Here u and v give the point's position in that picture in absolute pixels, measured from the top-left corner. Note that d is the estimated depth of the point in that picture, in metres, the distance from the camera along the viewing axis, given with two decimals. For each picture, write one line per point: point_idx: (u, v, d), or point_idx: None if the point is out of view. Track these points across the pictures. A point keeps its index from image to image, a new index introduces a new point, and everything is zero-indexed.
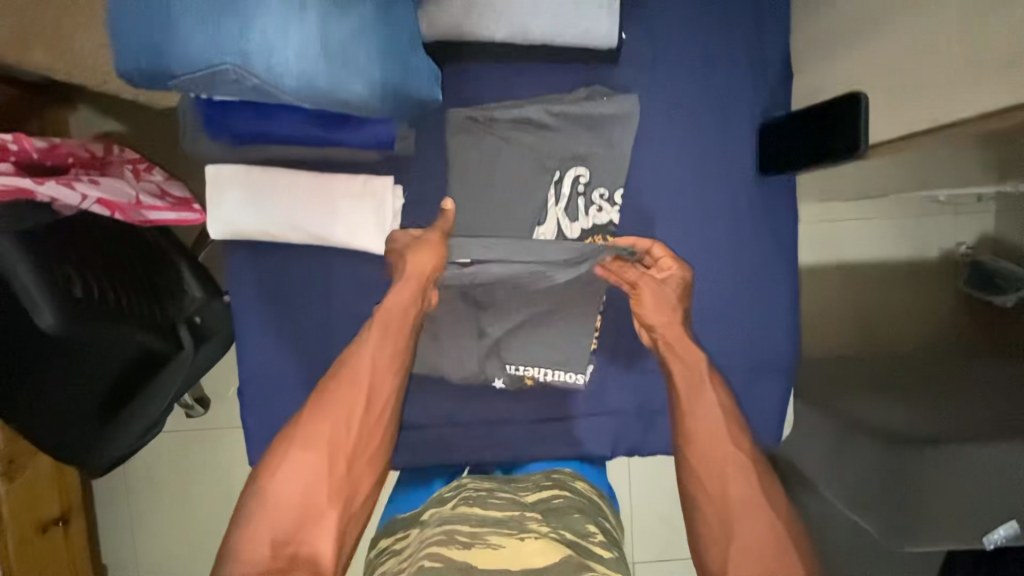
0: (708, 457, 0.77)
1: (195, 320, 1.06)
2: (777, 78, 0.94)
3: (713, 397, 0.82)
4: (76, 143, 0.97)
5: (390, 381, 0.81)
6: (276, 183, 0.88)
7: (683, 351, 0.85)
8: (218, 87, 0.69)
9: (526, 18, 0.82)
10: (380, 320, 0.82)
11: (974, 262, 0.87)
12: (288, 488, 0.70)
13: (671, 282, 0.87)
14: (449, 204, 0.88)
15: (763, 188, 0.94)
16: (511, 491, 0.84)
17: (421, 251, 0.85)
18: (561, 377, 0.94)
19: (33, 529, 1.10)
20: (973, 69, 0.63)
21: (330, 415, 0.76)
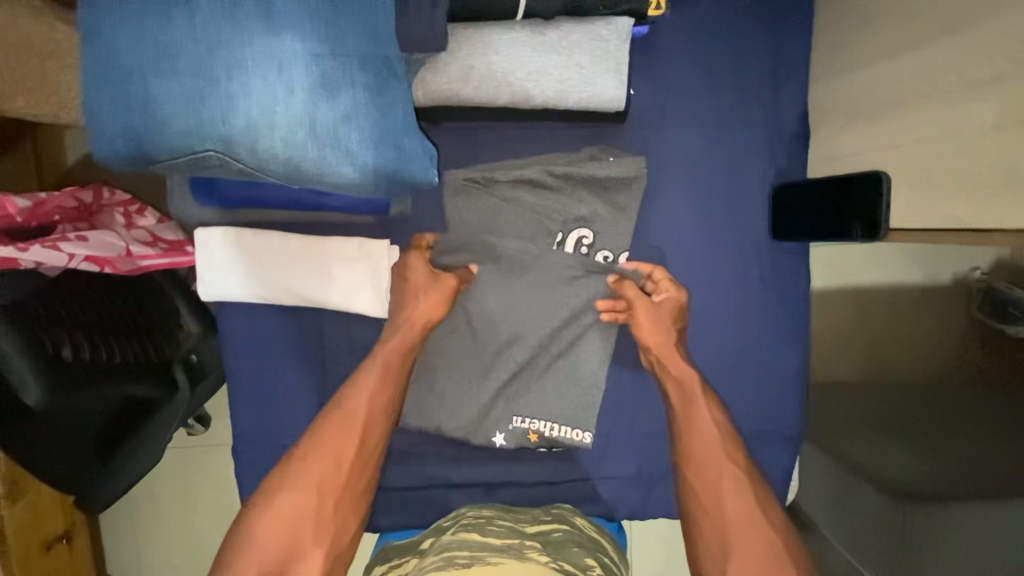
0: (703, 468, 0.75)
1: (192, 358, 1.09)
2: (794, 138, 0.88)
3: (708, 414, 0.79)
4: (62, 194, 0.94)
5: (385, 422, 0.78)
6: (267, 247, 0.85)
7: (678, 372, 0.82)
8: (202, 169, 0.64)
9: (528, 84, 0.74)
10: (380, 361, 0.80)
11: (986, 290, 0.93)
12: (273, 524, 0.66)
13: (668, 303, 0.83)
14: (472, 265, 0.86)
15: (774, 253, 0.90)
16: (511, 523, 0.83)
17: (431, 301, 0.81)
18: (567, 433, 0.89)
19: (39, 546, 1.20)
20: (999, 174, 0.57)
21: (320, 453, 0.72)
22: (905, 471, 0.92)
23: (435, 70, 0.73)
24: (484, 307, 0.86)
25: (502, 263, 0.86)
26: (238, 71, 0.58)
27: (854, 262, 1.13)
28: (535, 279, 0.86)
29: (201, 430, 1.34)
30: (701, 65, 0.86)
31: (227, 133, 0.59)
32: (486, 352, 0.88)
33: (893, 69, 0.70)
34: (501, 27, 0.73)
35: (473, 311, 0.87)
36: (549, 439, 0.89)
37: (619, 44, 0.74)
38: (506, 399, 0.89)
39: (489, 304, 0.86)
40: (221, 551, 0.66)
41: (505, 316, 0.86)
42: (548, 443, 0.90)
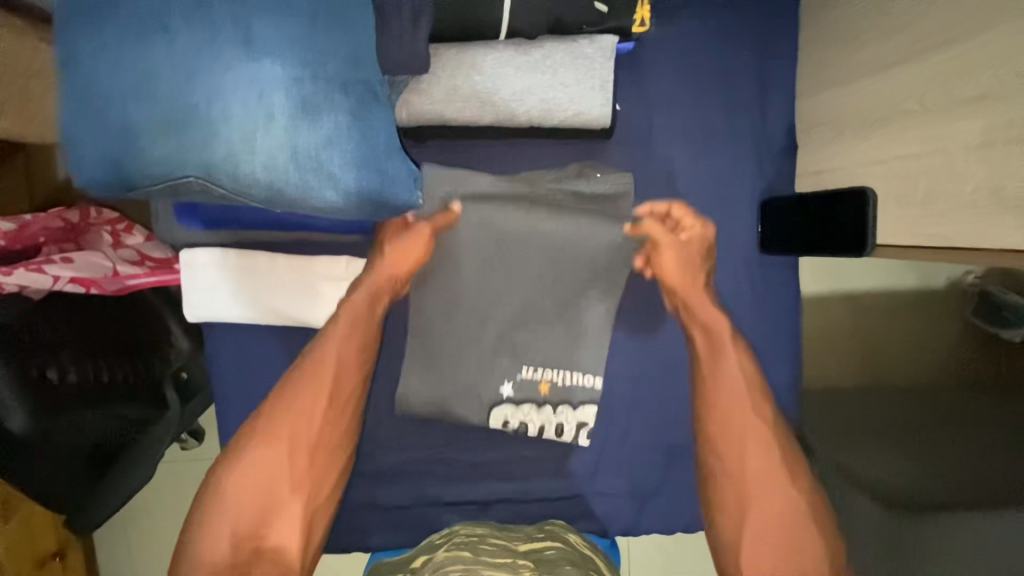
0: (729, 424, 0.83)
1: (182, 374, 1.08)
2: (781, 152, 0.88)
3: (735, 363, 0.84)
4: (48, 216, 0.95)
5: (355, 374, 0.82)
6: (254, 267, 0.84)
7: (706, 317, 0.86)
8: (182, 193, 0.64)
9: (512, 104, 0.74)
10: (347, 314, 0.82)
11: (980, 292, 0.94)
12: (246, 479, 0.75)
13: (693, 241, 0.86)
14: (455, 205, 0.82)
15: (764, 267, 0.90)
16: (505, 540, 0.83)
17: (409, 252, 0.82)
18: (579, 381, 0.88)
19: (32, 564, 1.20)
20: (982, 193, 0.57)
21: (291, 411, 0.79)
22: (906, 478, 0.91)
23: (419, 91, 0.74)
24: (484, 263, 0.84)
25: (494, 258, 0.84)
26: (217, 97, 0.58)
27: (852, 270, 1.07)
28: (531, 285, 0.85)
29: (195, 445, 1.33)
30: (686, 79, 0.86)
31: (208, 159, 0.59)
32: (484, 334, 0.86)
33: (877, 85, 0.70)
34: (485, 47, 0.72)
35: (466, 267, 0.84)
36: (560, 391, 0.88)
37: (603, 62, 0.75)
38: (512, 350, 0.87)
39: (491, 262, 0.84)
40: (200, 496, 0.76)
41: (495, 315, 0.86)
42: (557, 398, 0.88)
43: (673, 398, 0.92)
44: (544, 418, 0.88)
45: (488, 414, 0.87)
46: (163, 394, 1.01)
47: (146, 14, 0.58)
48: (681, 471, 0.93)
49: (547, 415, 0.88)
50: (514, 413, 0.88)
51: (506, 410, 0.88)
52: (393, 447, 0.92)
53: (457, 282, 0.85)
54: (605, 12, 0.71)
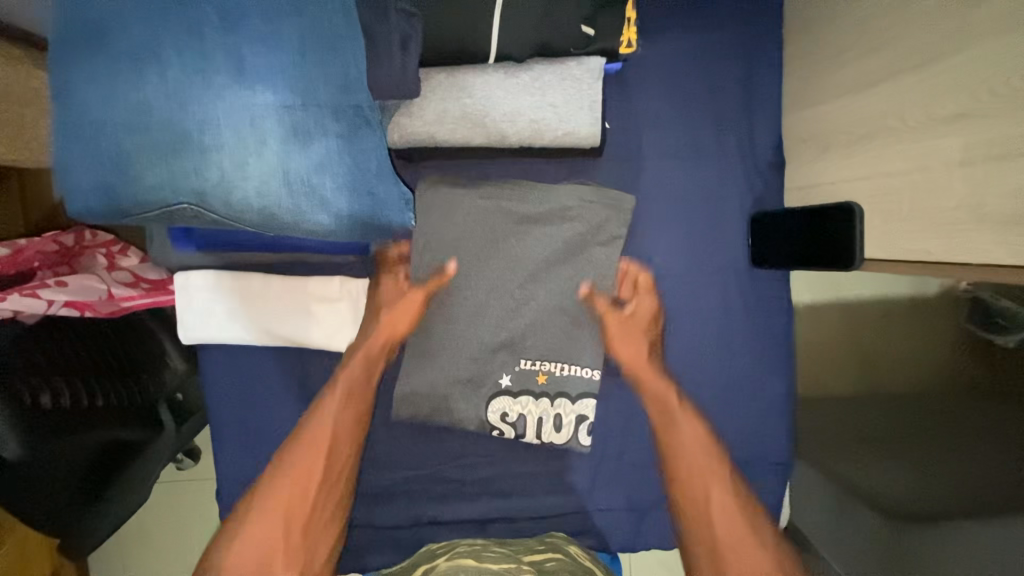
0: (691, 469, 0.83)
1: (177, 397, 1.10)
2: (768, 166, 0.89)
3: (687, 426, 0.85)
4: (41, 240, 0.95)
5: (352, 441, 0.82)
6: (246, 287, 0.84)
7: (653, 385, 0.88)
8: (173, 219, 0.64)
9: (503, 125, 0.76)
10: (340, 389, 0.82)
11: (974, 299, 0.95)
12: (241, 560, 0.72)
13: (641, 314, 0.89)
14: (450, 264, 0.86)
15: (755, 280, 0.90)
16: (506, 550, 0.83)
17: (404, 314, 0.86)
18: (577, 372, 0.89)
19: None
20: (968, 208, 0.57)
21: (285, 485, 0.76)
22: (905, 494, 0.93)
23: (410, 114, 0.75)
24: (474, 249, 0.87)
25: (490, 261, 0.87)
26: (210, 125, 0.59)
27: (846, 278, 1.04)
28: (524, 291, 0.87)
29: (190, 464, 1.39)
30: (674, 96, 0.87)
31: (200, 186, 0.60)
32: (478, 342, 0.87)
33: (860, 102, 0.71)
34: (474, 70, 0.74)
35: (464, 259, 0.87)
36: (557, 382, 0.89)
37: (591, 83, 0.76)
38: (509, 344, 0.88)
39: (479, 255, 0.87)
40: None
41: (490, 315, 0.87)
42: (556, 389, 0.89)
43: None
44: (542, 410, 0.89)
45: (487, 405, 0.89)
46: (158, 416, 1.02)
47: (135, 42, 0.58)
48: None
49: (544, 406, 0.89)
50: (512, 404, 0.89)
51: (504, 401, 0.89)
52: (388, 466, 0.92)
53: (456, 288, 0.87)
54: (591, 35, 0.71)
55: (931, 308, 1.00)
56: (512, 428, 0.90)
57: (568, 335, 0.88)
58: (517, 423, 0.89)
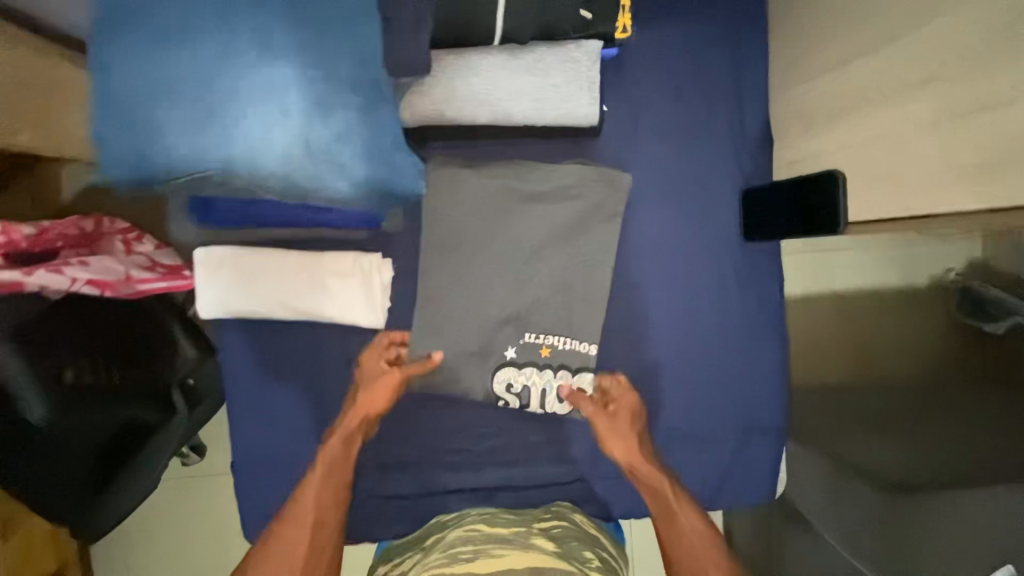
0: (694, 556, 0.75)
1: (188, 382, 1.10)
2: (758, 145, 0.94)
3: (686, 517, 0.79)
4: (65, 222, 0.97)
5: (338, 516, 0.78)
6: (262, 263, 0.88)
7: (651, 479, 0.84)
8: (203, 188, 0.68)
9: (508, 104, 0.81)
10: (323, 461, 0.81)
11: (964, 287, 0.95)
12: None
13: (622, 409, 0.90)
14: (437, 353, 0.89)
15: (748, 254, 0.95)
16: (515, 518, 0.87)
17: (377, 392, 0.87)
18: (575, 346, 0.91)
19: None
20: (942, 165, 0.62)
21: (273, 557, 0.71)
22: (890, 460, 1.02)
23: (421, 93, 0.79)
24: (480, 227, 0.90)
25: (495, 237, 0.90)
26: (239, 95, 0.63)
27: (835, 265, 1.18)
28: (530, 266, 0.91)
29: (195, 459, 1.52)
30: (667, 81, 0.93)
31: (228, 152, 0.64)
32: (482, 314, 0.90)
33: (840, 79, 0.77)
34: (480, 52, 0.79)
35: (470, 236, 0.89)
36: (560, 354, 0.91)
37: (590, 64, 0.81)
38: (517, 317, 0.90)
39: (484, 232, 0.90)
40: None
41: (497, 290, 0.90)
42: (558, 363, 0.91)
43: (668, 382, 0.96)
44: (546, 381, 0.92)
45: (492, 375, 0.91)
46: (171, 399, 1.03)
47: (173, 22, 0.64)
48: (680, 453, 0.96)
49: (548, 378, 0.92)
50: (517, 375, 0.91)
51: (509, 372, 0.91)
52: (399, 437, 0.95)
53: (465, 261, 0.90)
54: (588, 19, 0.78)
55: (923, 297, 1.05)
56: (517, 399, 0.92)
57: (570, 308, 0.92)
58: (522, 394, 0.92)
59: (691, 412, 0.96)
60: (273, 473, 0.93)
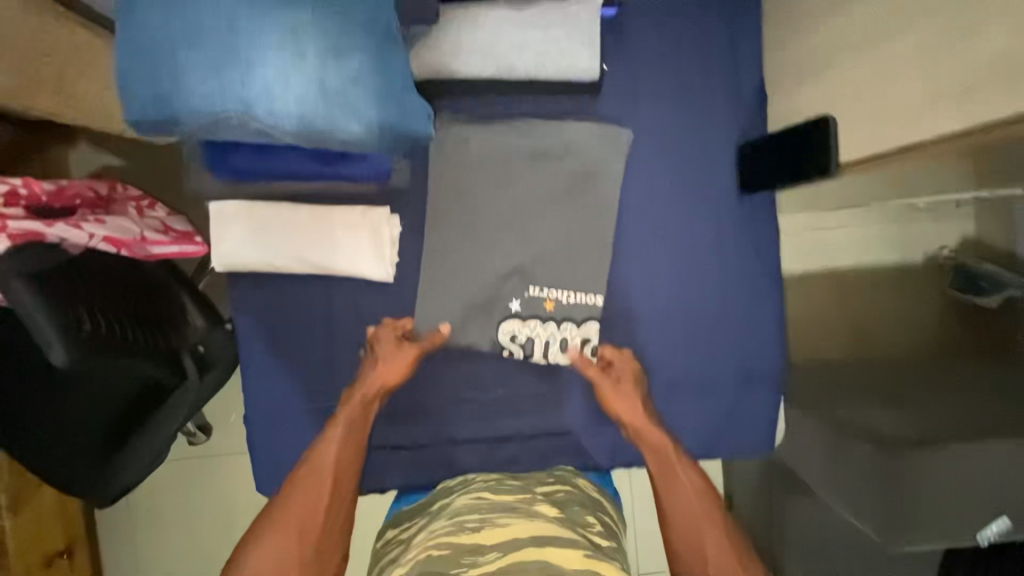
0: (689, 512, 0.77)
1: (200, 349, 1.11)
2: (753, 100, 0.97)
3: (686, 476, 0.81)
4: (81, 184, 0.99)
5: (354, 471, 0.82)
6: (273, 217, 0.90)
7: (653, 441, 0.85)
8: (219, 134, 0.71)
9: (511, 56, 0.84)
10: (342, 418, 0.85)
11: (957, 264, 1.26)
12: None
13: (624, 374, 0.92)
14: (444, 326, 0.94)
15: (746, 206, 0.98)
16: (520, 483, 0.89)
17: (393, 367, 0.89)
18: (582, 299, 0.96)
19: (45, 558, 1.40)
20: (932, 97, 0.66)
21: (298, 503, 0.76)
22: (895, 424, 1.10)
23: (428, 46, 0.83)
24: (489, 184, 0.95)
25: (504, 191, 0.95)
26: (257, 41, 0.66)
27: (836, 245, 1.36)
28: (538, 220, 0.95)
29: (202, 439, 1.55)
30: (665, 40, 0.96)
31: (246, 96, 0.66)
32: (489, 270, 0.95)
33: (832, 26, 0.80)
34: (486, 7, 0.84)
35: (481, 191, 0.95)
36: (564, 308, 0.96)
37: (591, 21, 0.85)
38: (524, 269, 0.95)
39: (489, 187, 0.94)
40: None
41: (506, 242, 0.95)
42: (562, 315, 0.96)
43: (670, 332, 0.99)
44: (548, 333, 0.96)
45: (497, 327, 0.95)
46: (179, 363, 1.06)
47: None
48: (682, 401, 0.99)
49: (551, 330, 0.96)
50: (521, 326, 0.95)
51: (514, 324, 0.95)
52: (407, 389, 0.97)
53: (474, 215, 0.94)
54: None
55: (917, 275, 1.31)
56: (521, 350, 0.96)
57: (572, 263, 0.96)
58: (526, 345, 0.95)
59: (693, 361, 0.99)
60: (282, 424, 0.96)
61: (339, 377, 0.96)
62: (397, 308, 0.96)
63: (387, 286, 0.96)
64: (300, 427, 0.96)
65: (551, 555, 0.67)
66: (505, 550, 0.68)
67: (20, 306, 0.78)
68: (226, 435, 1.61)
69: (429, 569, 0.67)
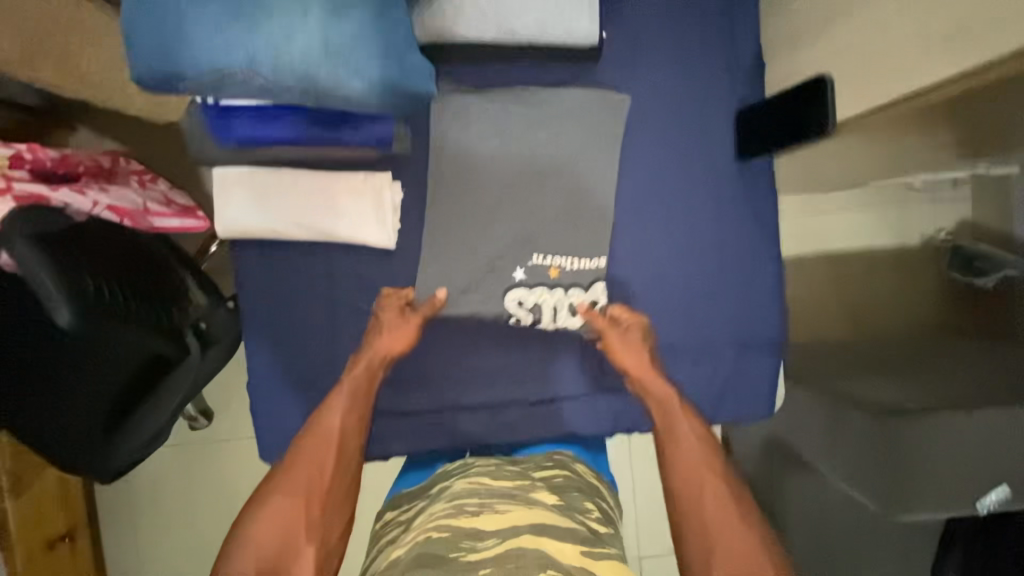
0: (690, 460, 0.76)
1: (201, 326, 1.11)
2: (750, 70, 1.01)
3: (687, 427, 0.80)
4: (84, 154, 1.01)
5: (360, 438, 0.80)
6: (277, 184, 0.91)
7: (656, 390, 0.85)
8: (223, 87, 0.71)
9: (513, 19, 0.85)
10: (348, 381, 0.84)
11: (954, 244, 1.13)
12: (258, 536, 0.66)
13: (634, 327, 0.92)
14: (443, 290, 0.94)
15: (745, 172, 1.00)
16: (519, 467, 0.88)
17: (395, 337, 0.88)
18: (585, 264, 0.97)
19: (44, 543, 1.38)
20: None
21: (302, 465, 0.73)
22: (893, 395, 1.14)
23: (431, 8, 0.83)
24: (491, 152, 0.96)
25: (505, 158, 0.96)
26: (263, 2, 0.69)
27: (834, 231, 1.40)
28: (542, 185, 0.96)
29: (202, 425, 1.55)
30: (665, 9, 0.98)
31: (252, 53, 0.68)
32: (490, 239, 0.95)
33: None
34: None
35: (483, 159, 0.96)
36: (570, 274, 0.97)
37: None
38: (526, 237, 0.96)
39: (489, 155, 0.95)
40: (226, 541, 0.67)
41: (508, 209, 0.96)
42: (567, 282, 0.97)
43: (671, 298, 1.00)
44: (557, 300, 0.96)
45: (504, 293, 0.96)
46: (183, 339, 1.06)
47: None
48: (684, 366, 1.00)
49: (558, 296, 0.97)
50: (528, 294, 0.96)
51: (521, 291, 0.96)
52: (410, 357, 0.98)
53: (476, 181, 0.96)
54: None
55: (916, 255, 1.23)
56: (529, 316, 0.97)
57: (573, 229, 0.97)
58: (534, 310, 0.96)
59: (694, 328, 1.00)
60: (287, 392, 0.97)
61: (342, 345, 0.97)
62: (400, 276, 0.97)
63: (390, 255, 0.97)
64: (305, 395, 0.97)
65: (548, 544, 0.67)
66: (504, 537, 0.67)
67: (24, 267, 0.78)
68: (228, 419, 1.62)
69: (425, 553, 0.66)
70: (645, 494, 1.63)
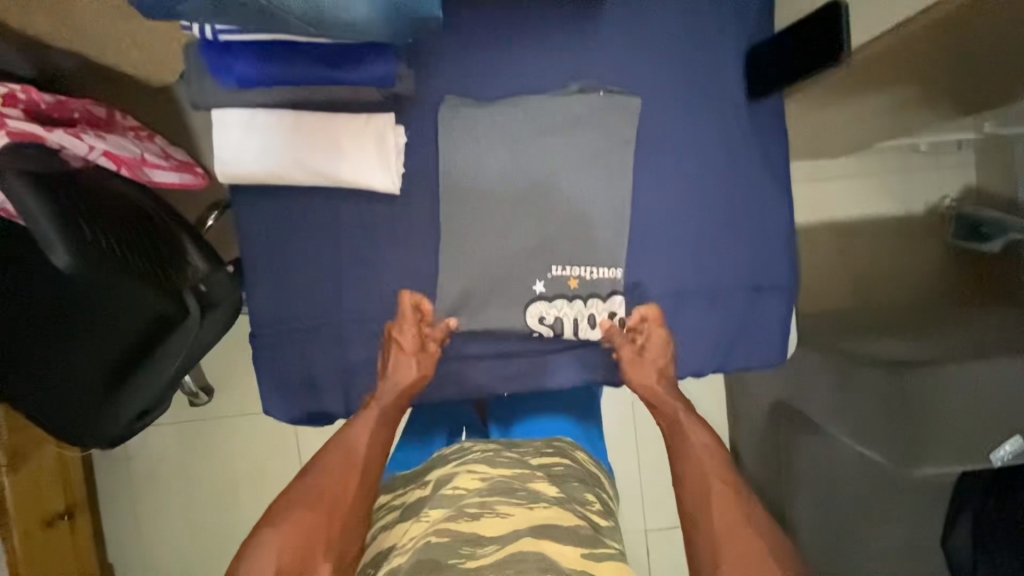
0: (698, 468, 0.76)
1: (200, 289, 1.02)
2: (760, 9, 0.99)
3: (698, 436, 0.81)
4: (83, 103, 0.99)
5: (382, 459, 0.80)
6: (276, 121, 0.88)
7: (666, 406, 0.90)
8: (222, 13, 0.68)
9: None
10: (379, 406, 0.88)
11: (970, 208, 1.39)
12: (280, 546, 0.66)
13: (654, 345, 0.96)
14: (452, 321, 0.97)
15: (753, 112, 1.00)
16: (517, 454, 0.88)
17: (421, 361, 0.94)
18: (603, 274, 0.97)
19: (40, 523, 1.31)
20: None
21: (327, 477, 0.74)
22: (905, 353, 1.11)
23: None
24: (505, 158, 0.95)
25: (509, 165, 0.95)
26: None
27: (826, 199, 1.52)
28: (550, 192, 0.96)
29: (204, 400, 1.44)
30: None
31: None
32: (507, 250, 0.96)
33: None
34: None
35: (492, 154, 0.95)
36: (588, 285, 0.98)
37: None
38: (542, 225, 0.96)
39: (500, 157, 0.95)
40: (247, 542, 0.67)
41: (519, 212, 0.96)
42: (587, 293, 0.98)
43: (679, 243, 1.00)
44: (576, 311, 0.98)
45: (525, 308, 0.98)
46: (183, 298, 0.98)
47: None
48: (694, 313, 1.01)
49: (578, 308, 0.98)
50: (548, 308, 0.98)
51: (541, 306, 0.98)
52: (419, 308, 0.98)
53: (482, 166, 0.95)
54: None
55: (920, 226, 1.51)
56: (550, 330, 0.99)
57: (590, 236, 0.97)
58: (554, 325, 0.98)
59: (704, 275, 1.00)
60: (300, 342, 0.98)
61: (351, 292, 0.97)
62: (407, 225, 0.97)
63: (396, 202, 0.97)
64: (316, 344, 0.98)
65: (548, 548, 0.65)
66: (504, 542, 0.65)
67: (23, 206, 0.76)
68: (228, 393, 1.58)
69: (426, 558, 0.64)
70: (649, 469, 1.60)
